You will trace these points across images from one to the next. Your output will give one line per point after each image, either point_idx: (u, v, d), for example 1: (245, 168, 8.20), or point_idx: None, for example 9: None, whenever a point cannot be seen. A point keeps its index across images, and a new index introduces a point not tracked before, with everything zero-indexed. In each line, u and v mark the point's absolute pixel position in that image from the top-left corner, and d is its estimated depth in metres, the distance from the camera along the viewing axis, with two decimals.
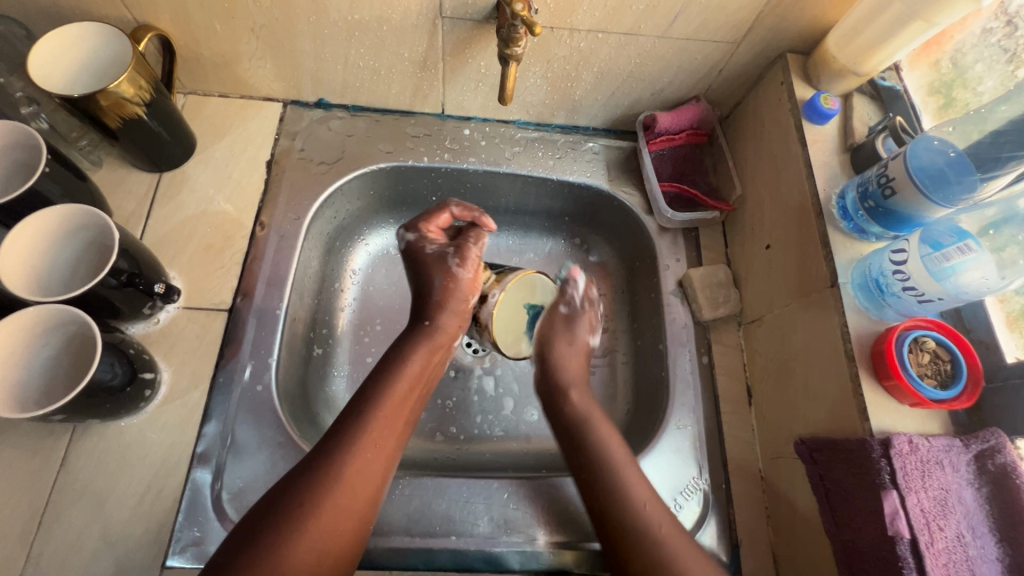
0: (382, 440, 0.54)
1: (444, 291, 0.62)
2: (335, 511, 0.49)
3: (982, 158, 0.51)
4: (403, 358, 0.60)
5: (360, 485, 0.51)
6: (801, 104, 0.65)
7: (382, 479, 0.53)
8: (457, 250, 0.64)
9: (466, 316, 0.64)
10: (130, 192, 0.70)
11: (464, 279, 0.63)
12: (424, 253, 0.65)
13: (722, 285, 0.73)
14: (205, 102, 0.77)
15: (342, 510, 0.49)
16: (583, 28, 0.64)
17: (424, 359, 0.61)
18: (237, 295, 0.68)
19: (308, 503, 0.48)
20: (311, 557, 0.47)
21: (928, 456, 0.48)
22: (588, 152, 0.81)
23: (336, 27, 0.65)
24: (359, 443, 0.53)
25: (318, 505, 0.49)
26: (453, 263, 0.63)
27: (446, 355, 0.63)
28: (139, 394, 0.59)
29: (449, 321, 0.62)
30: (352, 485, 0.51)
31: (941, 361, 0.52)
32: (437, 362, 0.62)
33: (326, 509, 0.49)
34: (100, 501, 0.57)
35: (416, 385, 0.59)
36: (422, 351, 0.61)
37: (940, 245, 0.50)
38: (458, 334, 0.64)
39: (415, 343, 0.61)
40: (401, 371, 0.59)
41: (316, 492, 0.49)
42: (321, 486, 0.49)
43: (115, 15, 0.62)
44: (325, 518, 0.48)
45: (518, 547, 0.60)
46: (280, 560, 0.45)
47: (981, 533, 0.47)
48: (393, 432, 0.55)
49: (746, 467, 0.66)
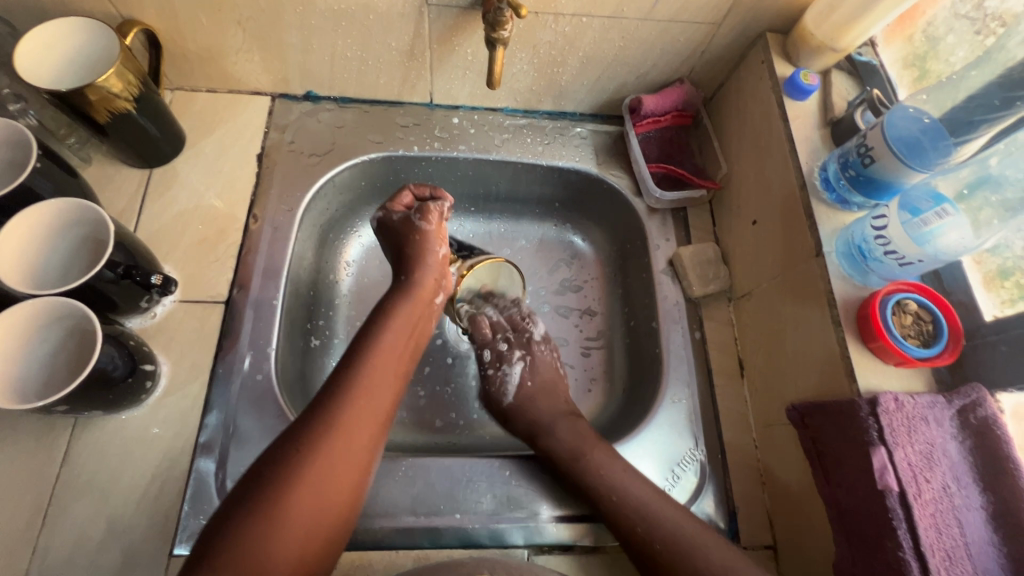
0: (371, 389, 0.55)
1: (418, 247, 0.67)
2: (332, 455, 0.50)
3: (956, 124, 0.53)
4: (388, 313, 0.61)
5: (353, 433, 0.52)
6: (782, 82, 0.67)
7: (376, 427, 0.54)
8: (420, 211, 0.68)
9: (440, 270, 0.68)
10: (121, 188, 0.70)
11: (430, 232, 0.67)
12: (393, 221, 0.68)
13: (711, 262, 0.75)
14: (193, 97, 0.77)
15: (339, 456, 0.50)
16: (567, 13, 0.65)
17: (409, 310, 0.63)
18: (233, 287, 0.68)
19: (306, 448, 0.49)
20: (307, 506, 0.47)
21: (913, 413, 0.50)
22: (575, 136, 0.82)
23: (323, 18, 0.65)
24: (351, 393, 0.53)
25: (316, 450, 0.49)
26: (417, 221, 0.67)
27: (429, 309, 0.65)
28: (140, 386, 0.59)
29: (427, 274, 0.66)
30: (346, 432, 0.51)
31: (923, 322, 0.54)
32: (422, 316, 0.64)
33: (322, 455, 0.49)
34: (105, 493, 0.57)
35: (408, 340, 0.61)
36: (407, 302, 0.63)
37: (919, 211, 0.52)
38: (437, 290, 0.67)
39: (398, 296, 0.64)
40: (388, 322, 0.61)
41: (311, 439, 0.50)
42: (318, 433, 0.50)
43: (101, 10, 0.62)
44: (320, 463, 0.49)
45: (522, 522, 0.61)
46: (277, 509, 0.46)
47: (965, 484, 0.49)
48: (383, 380, 0.56)
49: (740, 438, 0.68)
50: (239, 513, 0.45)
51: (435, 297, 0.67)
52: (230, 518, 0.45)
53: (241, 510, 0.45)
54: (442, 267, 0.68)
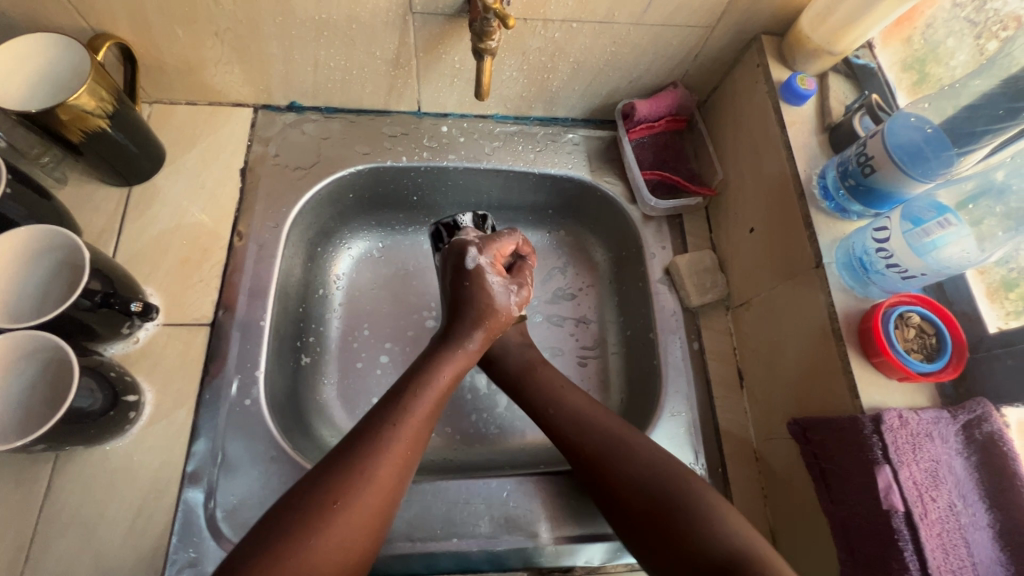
0: (410, 442, 0.53)
1: (501, 320, 0.63)
2: (367, 504, 0.48)
3: (958, 133, 0.52)
4: (438, 370, 0.58)
5: (387, 481, 0.50)
6: (778, 87, 0.66)
7: (405, 474, 0.52)
8: (518, 286, 0.65)
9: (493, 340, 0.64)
10: (100, 208, 0.68)
11: (514, 314, 0.64)
12: (490, 282, 0.63)
13: (708, 270, 0.74)
14: (172, 110, 0.74)
15: (373, 506, 0.49)
16: (557, 19, 0.63)
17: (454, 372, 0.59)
18: (218, 308, 0.66)
19: (342, 498, 0.47)
20: (335, 554, 0.46)
21: (918, 429, 0.49)
22: (568, 143, 0.80)
23: (303, 28, 0.63)
24: (387, 440, 0.51)
25: (349, 501, 0.48)
26: (513, 299, 0.64)
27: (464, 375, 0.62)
28: (123, 417, 0.57)
29: (486, 344, 0.63)
30: (382, 483, 0.50)
31: (926, 335, 0.53)
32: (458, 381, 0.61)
33: (356, 504, 0.48)
34: (90, 527, 0.55)
35: (438, 401, 0.57)
36: (455, 363, 0.60)
37: (921, 221, 0.51)
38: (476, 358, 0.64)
39: (447, 356, 0.60)
40: (434, 380, 0.57)
41: (346, 489, 0.48)
42: (351, 481, 0.48)
43: (71, 25, 0.60)
44: (354, 513, 0.47)
45: (520, 544, 0.60)
46: (307, 560, 0.44)
47: (972, 501, 0.48)
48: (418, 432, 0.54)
49: (740, 450, 0.67)
50: (257, 566, 0.43)
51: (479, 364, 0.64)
52: (248, 568, 0.43)
53: (272, 561, 0.44)
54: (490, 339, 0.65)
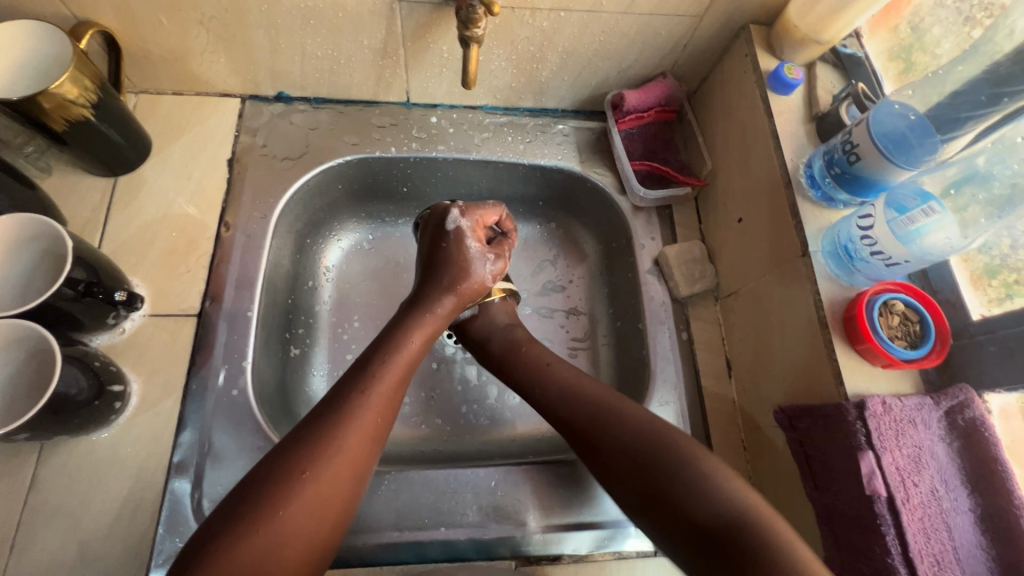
0: (379, 410, 0.53)
1: (475, 286, 0.65)
2: (334, 477, 0.48)
3: (942, 120, 0.52)
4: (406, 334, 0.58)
5: (356, 456, 0.50)
6: (766, 76, 0.66)
7: (375, 444, 0.52)
8: (496, 256, 0.67)
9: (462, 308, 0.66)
10: (85, 199, 0.68)
11: (488, 284, 0.66)
12: (468, 249, 0.65)
13: (697, 261, 0.74)
14: (159, 101, 0.74)
15: (340, 481, 0.49)
16: (545, 7, 0.63)
17: (418, 341, 0.59)
18: (205, 299, 0.66)
19: (309, 470, 0.48)
20: (302, 527, 0.46)
21: (901, 416, 0.49)
22: (558, 134, 0.80)
23: (289, 16, 0.62)
24: (353, 412, 0.51)
25: (317, 472, 0.48)
26: (489, 269, 0.66)
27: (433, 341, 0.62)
28: (109, 407, 0.57)
29: (456, 310, 0.64)
30: (350, 452, 0.50)
31: (910, 323, 0.53)
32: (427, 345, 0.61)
33: (323, 477, 0.48)
34: (76, 518, 0.55)
35: (407, 368, 0.57)
36: (422, 328, 0.60)
37: (905, 208, 0.51)
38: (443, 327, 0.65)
39: (413, 324, 0.60)
40: (403, 346, 0.58)
41: (313, 459, 0.48)
42: (319, 452, 0.48)
43: (53, 12, 0.59)
44: (321, 486, 0.48)
45: (508, 533, 0.60)
46: (274, 532, 0.45)
47: (954, 487, 0.48)
48: (387, 401, 0.54)
49: (728, 439, 0.67)
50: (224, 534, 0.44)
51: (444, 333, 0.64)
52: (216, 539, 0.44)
53: (240, 532, 0.44)
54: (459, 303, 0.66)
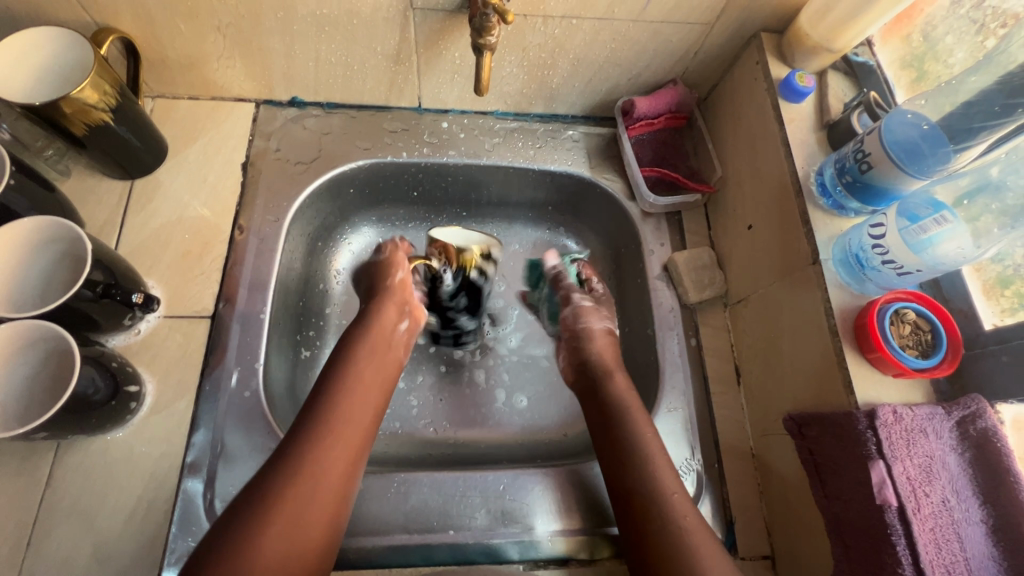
0: (343, 427, 0.54)
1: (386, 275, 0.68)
2: (303, 495, 0.49)
3: (955, 130, 0.52)
4: (351, 352, 0.60)
5: (329, 475, 0.51)
6: (777, 84, 0.66)
7: (348, 462, 0.53)
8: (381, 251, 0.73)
9: (417, 327, 0.69)
10: (102, 201, 0.69)
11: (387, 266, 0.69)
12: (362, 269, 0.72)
13: (706, 267, 0.74)
14: (175, 105, 0.75)
15: (311, 498, 0.49)
16: (557, 15, 0.63)
17: (370, 358, 0.61)
18: (219, 300, 0.66)
19: (278, 490, 0.48)
20: (277, 548, 0.46)
21: (912, 425, 0.49)
22: (568, 140, 0.81)
23: (305, 23, 0.63)
24: (318, 431, 0.53)
25: (286, 492, 0.48)
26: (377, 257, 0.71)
27: (392, 355, 0.64)
28: (124, 407, 0.58)
29: (394, 304, 0.66)
30: (318, 469, 0.50)
31: (922, 332, 0.53)
32: (388, 355, 0.63)
33: (289, 493, 0.48)
34: (91, 516, 0.56)
35: (369, 386, 0.59)
36: (369, 344, 0.62)
37: (917, 217, 0.51)
38: (400, 324, 0.66)
39: (361, 338, 0.62)
40: (353, 365, 0.59)
41: (284, 480, 0.49)
42: (290, 473, 0.49)
43: (74, 18, 0.60)
44: (290, 503, 0.48)
45: (516, 537, 0.60)
46: (249, 553, 0.44)
47: (965, 497, 0.48)
48: (351, 420, 0.55)
49: (737, 446, 0.67)
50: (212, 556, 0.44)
51: (405, 354, 0.66)
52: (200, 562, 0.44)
53: (220, 555, 0.44)
54: (405, 294, 0.68)
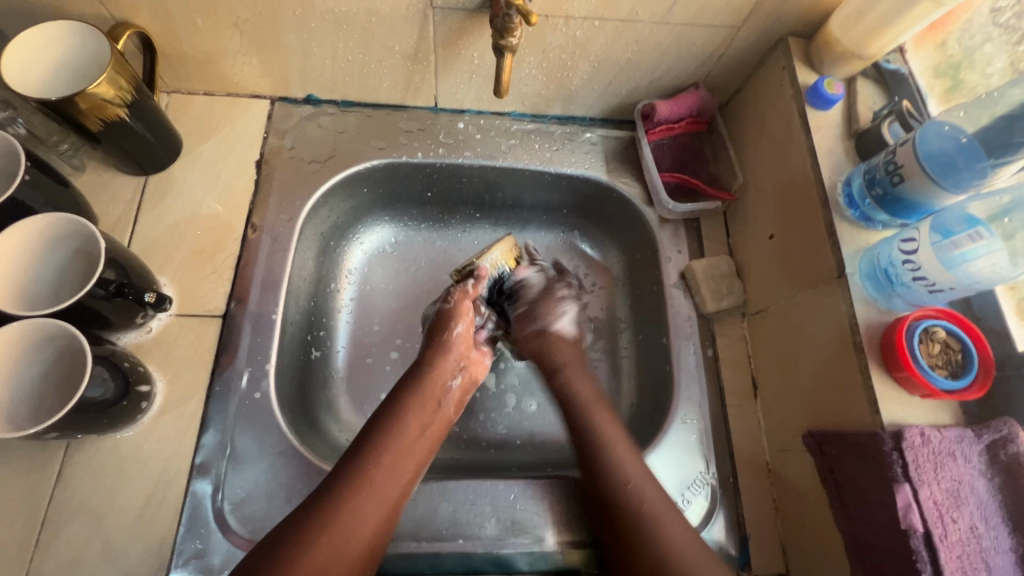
0: (381, 482, 0.53)
1: (453, 337, 0.66)
2: (328, 549, 0.48)
3: (994, 144, 0.50)
4: (403, 405, 0.59)
5: (359, 533, 0.50)
6: (805, 90, 0.64)
7: (383, 517, 0.52)
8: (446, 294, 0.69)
9: (470, 385, 0.66)
10: (116, 196, 0.68)
11: (457, 330, 0.66)
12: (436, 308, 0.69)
13: (724, 276, 0.72)
14: (190, 101, 0.74)
15: (338, 552, 0.48)
16: (580, 16, 0.62)
17: (420, 413, 0.59)
18: (230, 300, 0.66)
19: (302, 543, 0.47)
20: None
21: (940, 448, 0.47)
22: (585, 142, 0.79)
23: (323, 21, 0.62)
24: (354, 483, 0.52)
25: (311, 543, 0.48)
26: (446, 305, 0.68)
27: (439, 416, 0.61)
28: (135, 406, 0.57)
29: (452, 365, 0.64)
30: (345, 520, 0.50)
31: (952, 351, 0.51)
32: (436, 414, 0.61)
33: (317, 546, 0.48)
34: (100, 515, 0.55)
35: (416, 443, 0.57)
36: (421, 403, 0.60)
37: (951, 233, 0.49)
38: (449, 385, 0.63)
39: (412, 389, 0.61)
40: (400, 420, 0.58)
41: (312, 531, 0.48)
42: (316, 524, 0.49)
43: (92, 12, 0.60)
44: (316, 557, 0.47)
45: (526, 548, 0.59)
46: None
47: (994, 524, 0.47)
48: (391, 473, 0.54)
49: (753, 460, 0.66)
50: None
51: (456, 413, 0.64)
52: None
53: None
54: (464, 349, 0.66)
